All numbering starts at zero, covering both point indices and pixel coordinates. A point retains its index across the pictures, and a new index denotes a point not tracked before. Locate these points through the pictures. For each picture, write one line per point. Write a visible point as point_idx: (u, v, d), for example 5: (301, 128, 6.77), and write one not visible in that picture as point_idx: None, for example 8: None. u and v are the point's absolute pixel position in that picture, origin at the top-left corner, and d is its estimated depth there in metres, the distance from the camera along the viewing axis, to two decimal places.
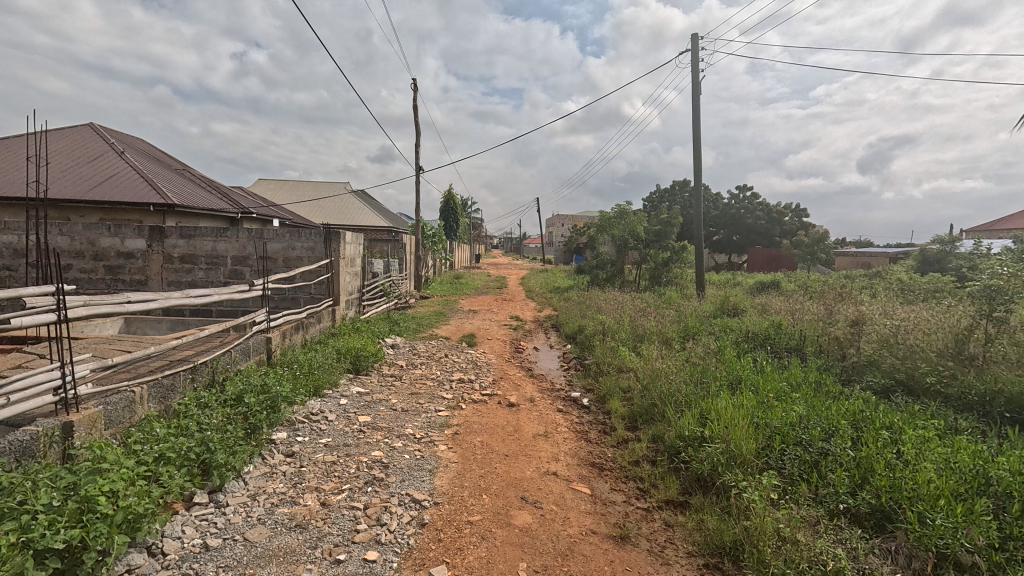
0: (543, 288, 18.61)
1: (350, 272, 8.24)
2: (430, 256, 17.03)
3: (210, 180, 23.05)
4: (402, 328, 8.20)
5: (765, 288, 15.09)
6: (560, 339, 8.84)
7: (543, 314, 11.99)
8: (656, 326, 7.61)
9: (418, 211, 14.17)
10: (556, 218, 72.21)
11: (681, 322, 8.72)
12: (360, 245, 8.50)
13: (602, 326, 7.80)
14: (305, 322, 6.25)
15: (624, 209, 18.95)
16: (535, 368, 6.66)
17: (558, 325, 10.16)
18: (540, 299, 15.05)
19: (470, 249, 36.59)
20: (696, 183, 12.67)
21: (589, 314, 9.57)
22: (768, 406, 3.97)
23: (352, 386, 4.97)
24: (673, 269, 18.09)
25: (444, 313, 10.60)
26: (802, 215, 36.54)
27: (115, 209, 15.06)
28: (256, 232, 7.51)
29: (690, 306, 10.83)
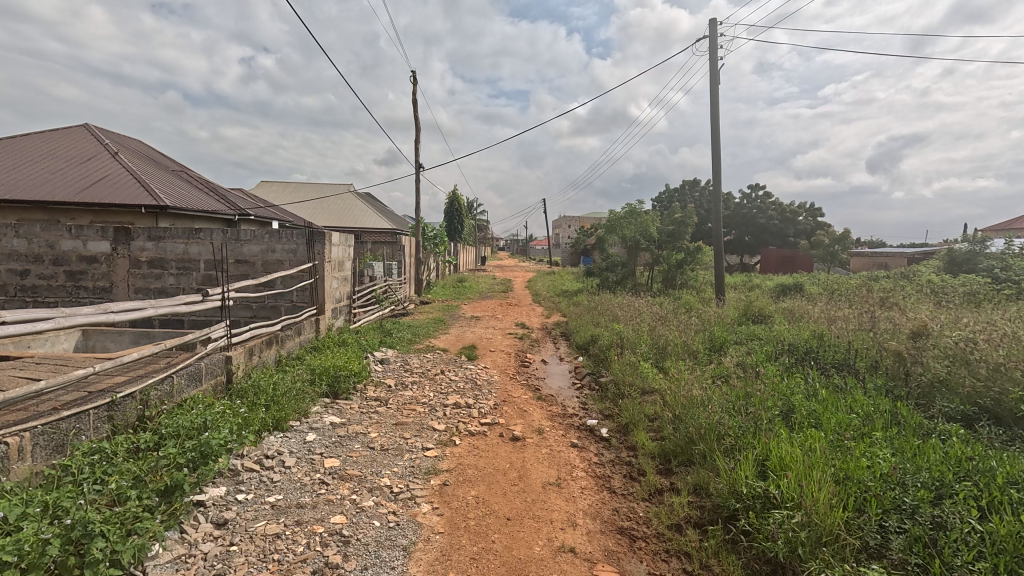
0: (551, 291, 17.80)
1: (338, 277, 7.45)
2: (432, 259, 16.26)
3: (208, 181, 22.44)
4: (395, 339, 7.42)
5: (787, 291, 14.15)
6: (571, 350, 8.00)
7: (551, 320, 11.16)
8: (677, 337, 6.76)
9: (418, 211, 13.40)
10: (563, 219, 71.28)
11: (705, 331, 7.87)
12: (349, 247, 7.71)
13: (617, 337, 6.95)
14: (280, 336, 5.49)
15: (635, 208, 18.09)
16: (543, 386, 5.84)
17: (568, 334, 9.32)
18: (548, 303, 14.22)
19: (475, 252, 35.82)
20: (714, 180, 11.82)
21: (602, 322, 8.73)
22: (843, 450, 3.11)
23: (325, 416, 4.17)
24: (687, 271, 17.19)
25: (444, 320, 9.79)
26: (817, 214, 35.41)
27: (104, 210, 14.42)
28: (232, 232, 6.76)
29: (710, 312, 9.95)
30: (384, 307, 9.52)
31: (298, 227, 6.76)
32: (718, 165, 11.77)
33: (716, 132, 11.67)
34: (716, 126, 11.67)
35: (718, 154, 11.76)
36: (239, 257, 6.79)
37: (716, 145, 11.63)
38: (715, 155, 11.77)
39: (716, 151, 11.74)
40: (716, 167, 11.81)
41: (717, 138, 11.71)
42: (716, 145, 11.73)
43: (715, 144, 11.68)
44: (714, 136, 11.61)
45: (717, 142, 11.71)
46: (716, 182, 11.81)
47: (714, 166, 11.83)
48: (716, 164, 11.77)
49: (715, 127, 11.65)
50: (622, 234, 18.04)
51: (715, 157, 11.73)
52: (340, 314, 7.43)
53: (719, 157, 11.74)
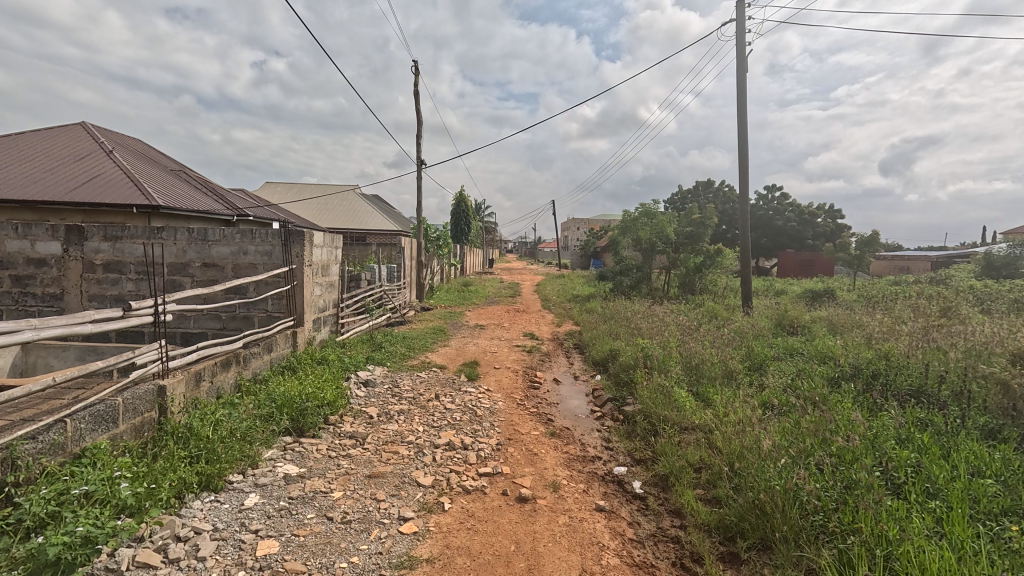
0: (561, 296, 16.84)
1: (322, 283, 6.56)
2: (436, 262, 15.37)
3: (209, 181, 21.81)
4: (387, 353, 6.51)
5: (818, 298, 13.09)
6: (586, 367, 7.03)
7: (562, 329, 10.23)
8: (713, 354, 5.78)
9: (419, 211, 12.53)
10: (572, 221, 70.17)
11: (741, 346, 6.88)
12: (335, 249, 6.83)
13: (641, 352, 6.00)
14: (242, 355, 4.59)
15: (650, 209, 17.12)
16: (556, 416, 4.89)
17: (583, 346, 8.35)
18: (558, 310, 13.26)
19: (481, 255, 34.94)
20: (740, 177, 10.87)
21: (621, 334, 7.77)
22: (1003, 547, 2.13)
23: (278, 467, 3.23)
24: (706, 276, 16.17)
25: (444, 330, 8.86)
26: (836, 215, 34.15)
27: (94, 211, 13.71)
28: (198, 232, 5.87)
29: (742, 321, 8.93)
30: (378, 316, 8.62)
31: (274, 225, 5.88)
32: (744, 160, 10.83)
33: (742, 125, 10.73)
34: (743, 118, 10.72)
35: (744, 149, 10.82)
36: (206, 260, 5.91)
37: (741, 139, 10.69)
38: (740, 149, 10.82)
39: (742, 145, 10.79)
40: (743, 163, 10.86)
41: (743, 132, 10.77)
42: (742, 140, 10.79)
43: (741, 138, 10.75)
44: (740, 128, 10.67)
45: (743, 137, 10.78)
46: (742, 179, 10.85)
47: (740, 161, 10.89)
48: (742, 160, 10.84)
49: (742, 120, 10.71)
50: (637, 236, 17.05)
51: (741, 152, 10.78)
52: (324, 326, 6.54)
53: (746, 152, 10.80)
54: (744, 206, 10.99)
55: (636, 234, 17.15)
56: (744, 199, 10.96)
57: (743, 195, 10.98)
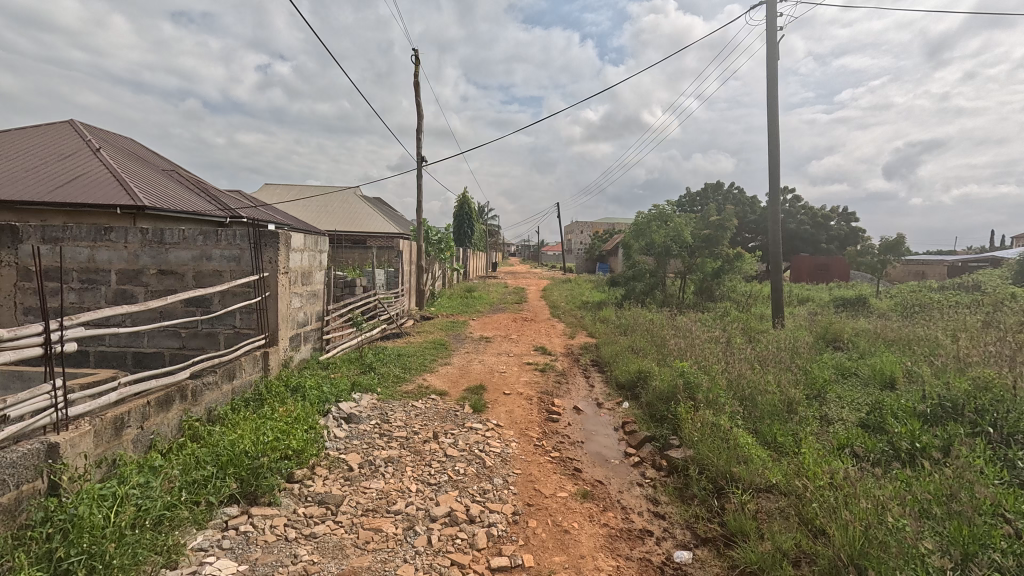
0: (570, 303, 15.83)
1: (302, 294, 5.63)
2: (437, 266, 14.39)
3: (202, 181, 20.96)
4: (378, 376, 5.54)
5: (850, 306, 12.10)
6: (610, 391, 6.05)
7: (575, 342, 9.25)
8: (768, 381, 4.79)
9: (419, 212, 11.58)
10: (576, 224, 69.17)
11: (790, 366, 5.90)
12: (318, 254, 5.89)
13: (679, 375, 5.02)
14: (189, 388, 3.65)
15: (665, 211, 16.15)
16: (584, 462, 3.93)
17: (602, 364, 7.36)
18: (569, 318, 12.28)
19: (485, 259, 33.90)
20: (770, 176, 9.91)
21: (647, 351, 6.76)
22: None
23: (207, 565, 2.26)
24: (725, 282, 15.16)
25: (445, 343, 7.89)
26: (850, 218, 33.09)
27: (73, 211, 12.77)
28: (153, 233, 4.94)
29: (780, 334, 7.91)
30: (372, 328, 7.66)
31: (243, 225, 4.95)
32: (775, 157, 9.86)
33: (772, 119, 9.76)
34: (774, 112, 9.76)
35: (775, 145, 9.86)
36: (163, 267, 4.97)
37: (771, 134, 9.73)
38: (770, 146, 9.87)
39: (772, 141, 9.83)
40: (773, 160, 9.90)
41: (773, 127, 9.82)
42: (773, 135, 9.83)
43: (771, 133, 9.79)
44: (770, 123, 9.72)
45: (773, 132, 9.83)
46: (773, 178, 9.89)
47: (770, 158, 9.94)
48: (772, 157, 9.88)
49: (772, 113, 9.75)
50: (651, 239, 16.07)
51: (771, 148, 9.82)
52: (303, 343, 5.59)
53: (777, 148, 9.84)
54: (775, 207, 10.01)
55: (649, 237, 16.16)
56: (775, 200, 9.98)
57: (774, 195, 9.99)
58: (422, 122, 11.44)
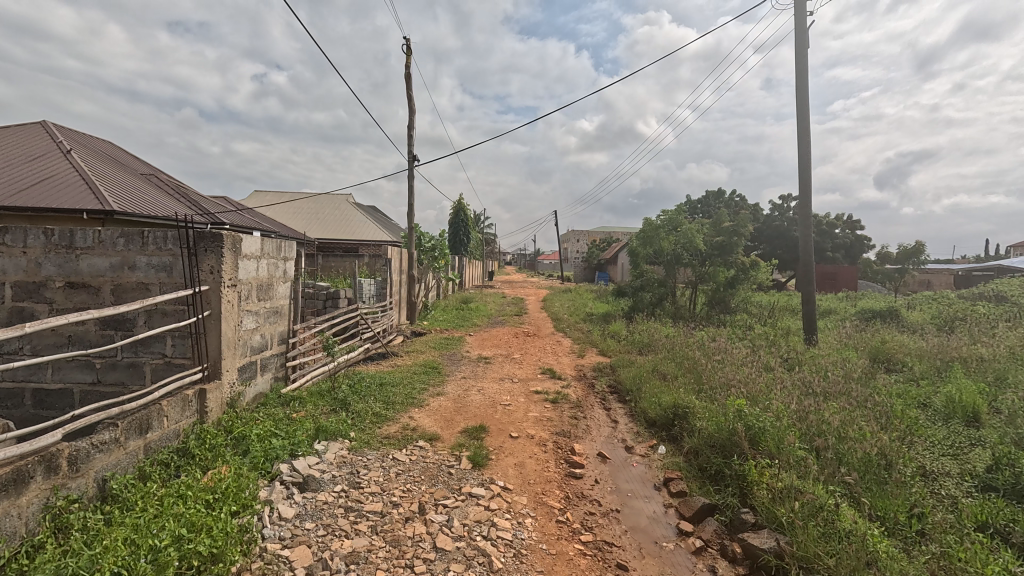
0: (574, 316, 14.75)
1: (260, 312, 4.52)
2: (431, 276, 13.29)
3: (183, 187, 19.86)
4: (354, 417, 4.41)
5: (882, 319, 11.08)
6: (638, 430, 4.96)
7: (587, 362, 8.16)
8: (854, 425, 3.69)
9: (410, 217, 10.49)
10: (573, 232, 68.19)
11: (862, 391, 4.77)
12: (279, 263, 4.79)
13: (736, 416, 3.92)
14: (64, 455, 2.50)
15: (674, 216, 15.10)
16: (628, 553, 2.82)
17: (623, 392, 6.24)
18: (576, 333, 11.19)
19: (481, 268, 32.83)
20: (799, 177, 8.92)
21: (680, 379, 5.65)
22: None
23: None
24: (739, 293, 14.13)
25: (437, 366, 6.78)
26: (854, 226, 32.30)
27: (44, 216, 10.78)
28: (59, 235, 3.82)
29: (824, 353, 6.82)
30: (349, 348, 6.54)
31: (177, 227, 3.85)
32: (806, 156, 8.86)
33: (802, 115, 8.79)
34: (803, 107, 8.80)
35: (805, 143, 8.87)
36: (73, 279, 3.86)
37: (801, 130, 8.77)
38: (799, 144, 8.89)
39: (802, 138, 8.85)
40: (803, 159, 8.90)
41: (801, 123, 8.84)
42: (802, 132, 8.85)
43: (800, 131, 8.81)
44: (800, 118, 8.74)
45: (802, 129, 8.85)
46: (803, 178, 8.90)
47: (799, 157, 8.95)
48: (802, 156, 8.89)
49: (801, 108, 8.78)
50: (659, 247, 15.05)
51: (800, 145, 8.84)
52: (259, 374, 4.45)
53: (808, 146, 8.85)
54: (805, 210, 8.99)
55: (658, 245, 15.15)
56: (805, 203, 8.97)
57: (804, 198, 8.97)
58: (413, 118, 10.40)
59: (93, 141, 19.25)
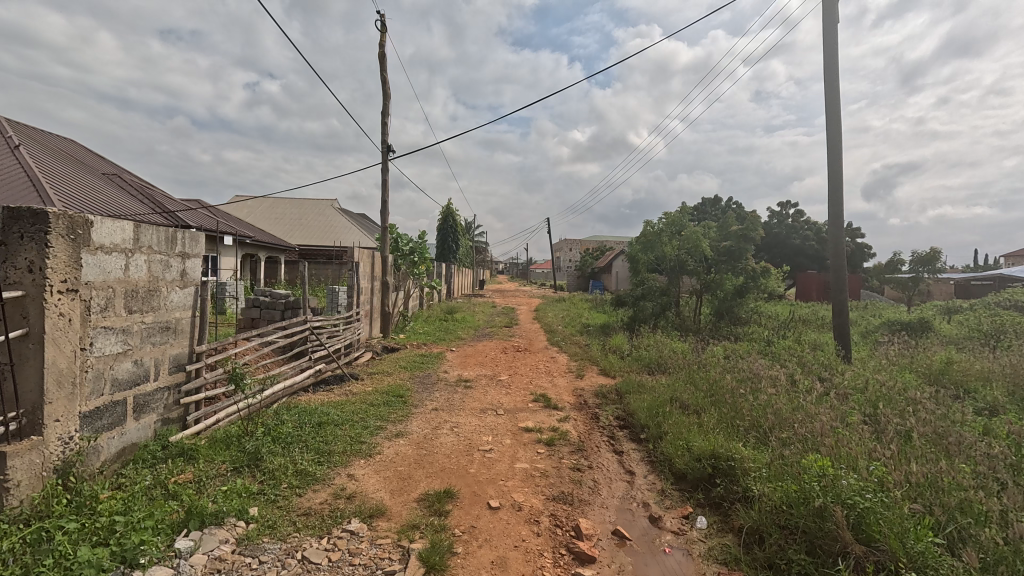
0: (569, 327, 13.51)
1: (137, 330, 3.18)
2: (412, 284, 11.99)
3: (148, 189, 18.53)
4: (264, 482, 3.06)
5: (914, 332, 9.85)
6: (663, 490, 3.64)
7: (586, 384, 6.87)
8: (1015, 504, 2.41)
9: (384, 215, 9.19)
10: (566, 241, 67.10)
11: (969, 433, 3.46)
12: (169, 263, 3.45)
13: (821, 486, 2.62)
14: None
15: (677, 218, 13.85)
16: None
17: (635, 429, 4.94)
18: (572, 347, 9.91)
19: (471, 276, 31.58)
20: (829, 169, 7.75)
21: (713, 418, 4.35)
22: None
23: None
24: (747, 302, 12.97)
25: (403, 393, 5.44)
26: (856, 234, 31.26)
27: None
28: None
29: (879, 375, 5.56)
30: (285, 373, 5.15)
31: None
32: (837, 144, 7.68)
33: (830, 97, 7.63)
34: (832, 88, 7.66)
35: (835, 130, 7.69)
36: None
37: (830, 116, 7.64)
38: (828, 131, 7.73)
39: (832, 124, 7.69)
40: (834, 148, 7.73)
41: (830, 107, 7.68)
42: (831, 117, 7.70)
43: (829, 115, 7.65)
44: (828, 101, 7.59)
45: (831, 113, 7.69)
46: (832, 170, 7.74)
47: (828, 146, 7.79)
48: (832, 144, 7.71)
49: (829, 90, 7.63)
50: (661, 253, 13.91)
51: (830, 133, 7.69)
52: (128, 419, 3.11)
53: (838, 133, 7.68)
54: (834, 207, 7.81)
55: (659, 251, 13.96)
56: (835, 198, 7.78)
57: (833, 194, 7.80)
58: (388, 104, 9.15)
59: (52, 140, 17.81)
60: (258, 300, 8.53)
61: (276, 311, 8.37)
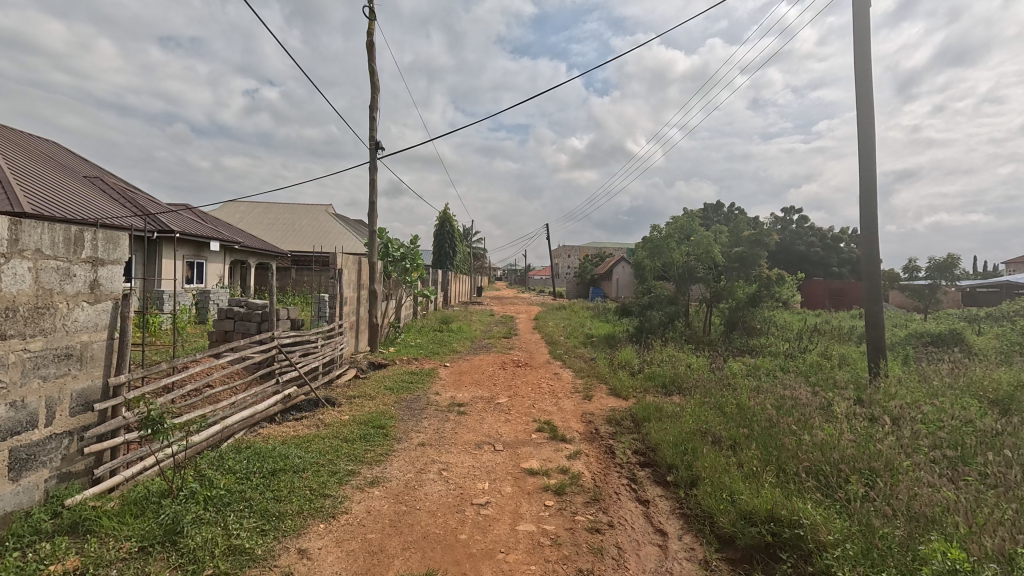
0: (571, 337, 12.74)
1: (13, 363, 2.37)
2: (404, 292, 11.21)
3: (132, 192, 17.76)
4: (178, 571, 2.24)
5: (946, 345, 9.08)
6: (710, 563, 2.83)
7: (596, 408, 6.07)
8: None
9: (372, 218, 8.42)
10: (564, 247, 66.53)
11: None
12: (69, 273, 2.66)
13: None
14: None
15: (686, 224, 13.11)
16: None
17: (661, 469, 4.12)
18: (577, 362, 9.11)
19: (468, 283, 30.80)
20: (861, 166, 7.01)
21: (761, 463, 3.54)
22: None
23: None
24: (758, 313, 12.23)
25: (384, 424, 4.63)
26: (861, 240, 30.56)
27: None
28: None
29: (940, 401, 4.76)
30: (243, 401, 4.34)
31: None
32: (870, 139, 6.94)
33: (862, 87, 6.91)
34: (863, 77, 6.94)
35: (867, 123, 6.96)
36: None
37: (862, 108, 6.91)
38: (859, 124, 7.00)
39: (864, 117, 6.95)
40: (866, 143, 6.98)
41: (862, 98, 6.96)
42: (862, 110, 6.98)
43: (861, 107, 6.92)
44: (861, 91, 6.85)
45: (863, 105, 6.97)
46: (865, 168, 7.00)
47: (860, 141, 7.05)
48: (865, 139, 6.97)
49: (860, 79, 6.92)
50: (668, 259, 13.16)
51: (861, 127, 6.97)
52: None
53: (872, 126, 6.93)
54: (866, 208, 7.05)
55: (666, 257, 13.22)
56: (869, 198, 7.01)
57: (865, 193, 7.05)
58: (376, 97, 8.40)
59: (32, 142, 17.07)
60: (232, 310, 7.73)
61: (251, 323, 7.57)
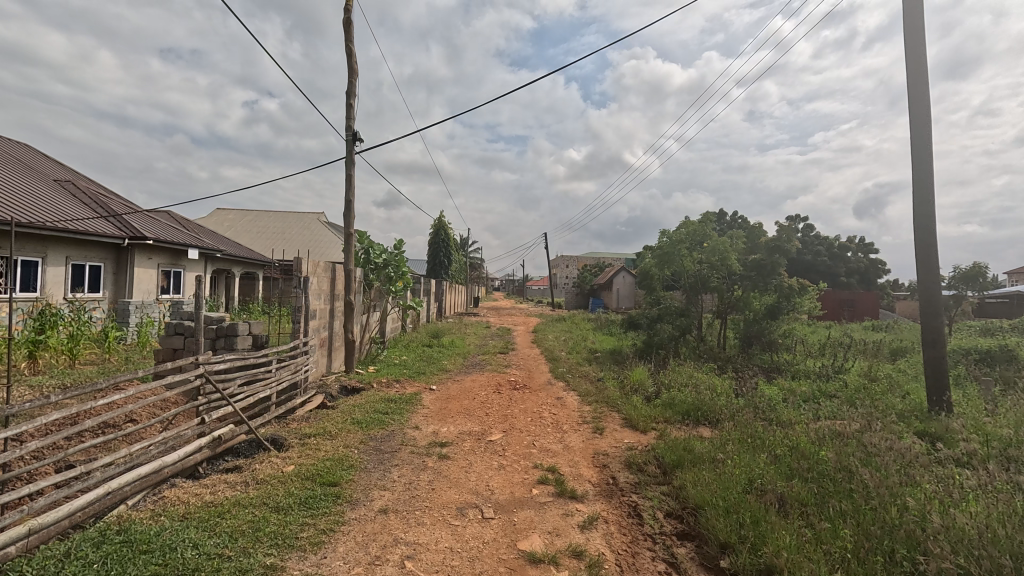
0: (574, 353, 11.63)
1: None
2: (390, 303, 10.14)
3: (106, 197, 16.70)
4: None
5: (999, 364, 8.01)
6: None
7: (609, 446, 4.93)
8: None
9: (348, 218, 7.33)
10: (562, 257, 65.61)
11: None
12: None
13: None
14: None
15: (698, 229, 12.05)
16: None
17: (709, 548, 2.99)
18: (581, 383, 8.02)
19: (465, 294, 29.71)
20: (913, 158, 5.98)
21: (871, 565, 2.41)
22: None
23: None
24: (778, 326, 11.16)
25: (335, 480, 3.49)
26: (868, 249, 29.64)
27: None
28: None
29: None
30: (142, 454, 3.20)
31: None
32: (925, 125, 5.90)
33: (915, 66, 5.92)
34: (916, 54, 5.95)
35: (920, 108, 5.96)
36: None
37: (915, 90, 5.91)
38: (912, 109, 5.97)
39: (916, 101, 5.93)
40: (920, 131, 5.94)
41: (914, 78, 5.94)
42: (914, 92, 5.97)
43: (914, 88, 5.90)
44: (913, 69, 5.84)
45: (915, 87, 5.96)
46: (919, 159, 5.97)
47: (911, 128, 6.02)
48: (917, 126, 5.94)
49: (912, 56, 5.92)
50: (679, 268, 12.10)
51: (914, 112, 5.95)
52: None
53: (927, 111, 5.90)
54: (921, 207, 6.00)
55: (677, 265, 12.18)
56: (925, 195, 5.97)
57: (919, 190, 6.01)
58: (353, 82, 7.36)
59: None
60: (182, 326, 6.61)
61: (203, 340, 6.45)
